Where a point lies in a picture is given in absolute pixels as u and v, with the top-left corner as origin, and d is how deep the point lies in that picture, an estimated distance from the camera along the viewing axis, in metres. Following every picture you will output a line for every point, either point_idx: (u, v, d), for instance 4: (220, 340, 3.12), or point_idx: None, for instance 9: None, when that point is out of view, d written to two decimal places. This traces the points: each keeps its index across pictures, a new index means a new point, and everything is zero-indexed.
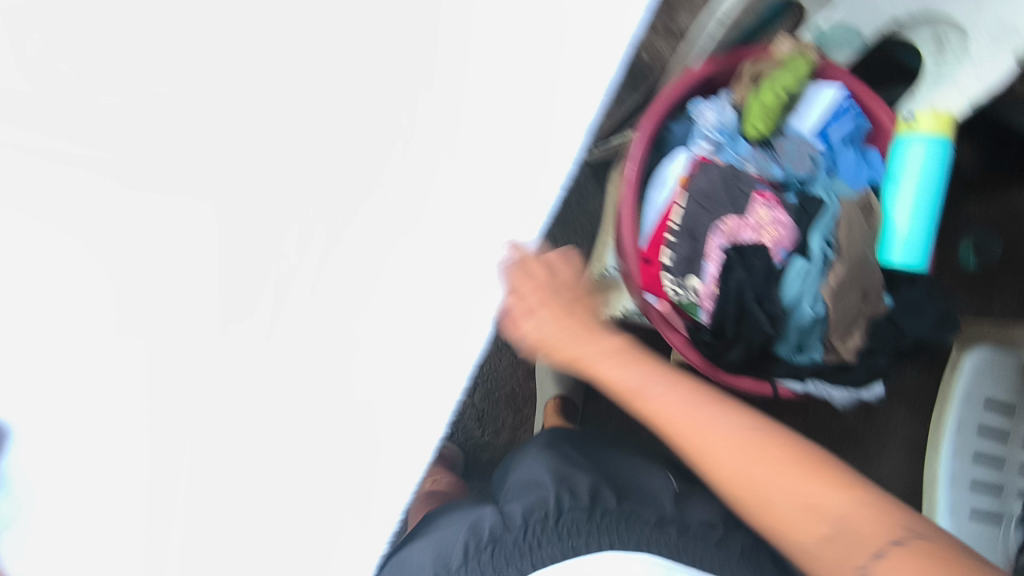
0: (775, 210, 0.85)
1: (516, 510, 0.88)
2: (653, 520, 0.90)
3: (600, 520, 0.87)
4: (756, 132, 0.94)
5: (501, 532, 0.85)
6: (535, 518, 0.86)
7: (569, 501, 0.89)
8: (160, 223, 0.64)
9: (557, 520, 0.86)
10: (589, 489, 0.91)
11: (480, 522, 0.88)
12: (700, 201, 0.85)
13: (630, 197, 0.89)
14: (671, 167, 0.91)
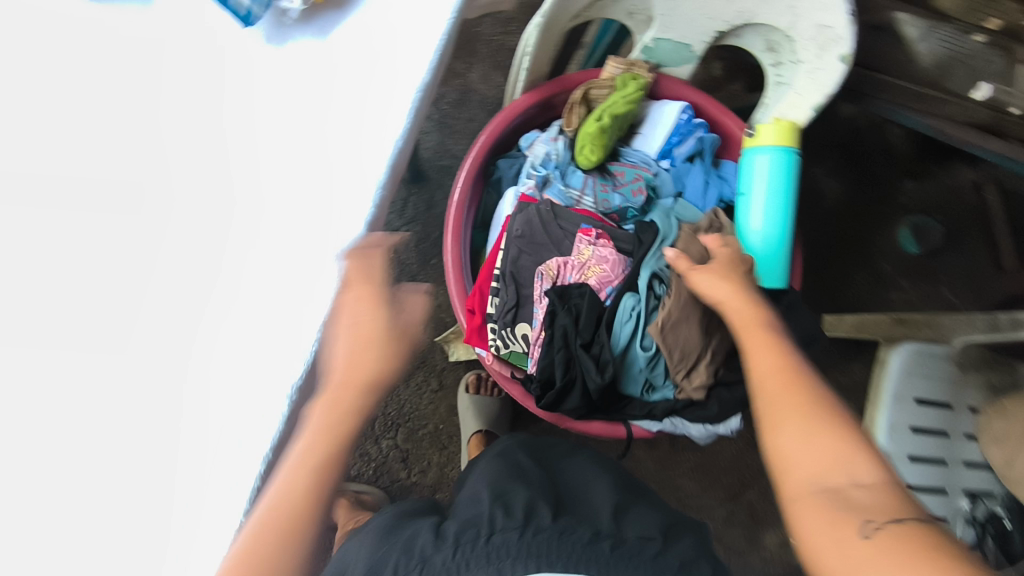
0: (599, 247, 0.82)
1: (400, 547, 0.57)
2: (587, 535, 0.56)
3: (495, 542, 0.54)
4: (589, 162, 0.88)
5: (429, 552, 0.54)
6: (467, 538, 0.55)
7: (501, 516, 0.56)
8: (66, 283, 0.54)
9: (489, 540, 0.54)
10: (507, 496, 0.61)
11: (413, 541, 0.57)
12: (522, 243, 0.82)
13: (455, 238, 0.85)
14: (503, 208, 0.89)
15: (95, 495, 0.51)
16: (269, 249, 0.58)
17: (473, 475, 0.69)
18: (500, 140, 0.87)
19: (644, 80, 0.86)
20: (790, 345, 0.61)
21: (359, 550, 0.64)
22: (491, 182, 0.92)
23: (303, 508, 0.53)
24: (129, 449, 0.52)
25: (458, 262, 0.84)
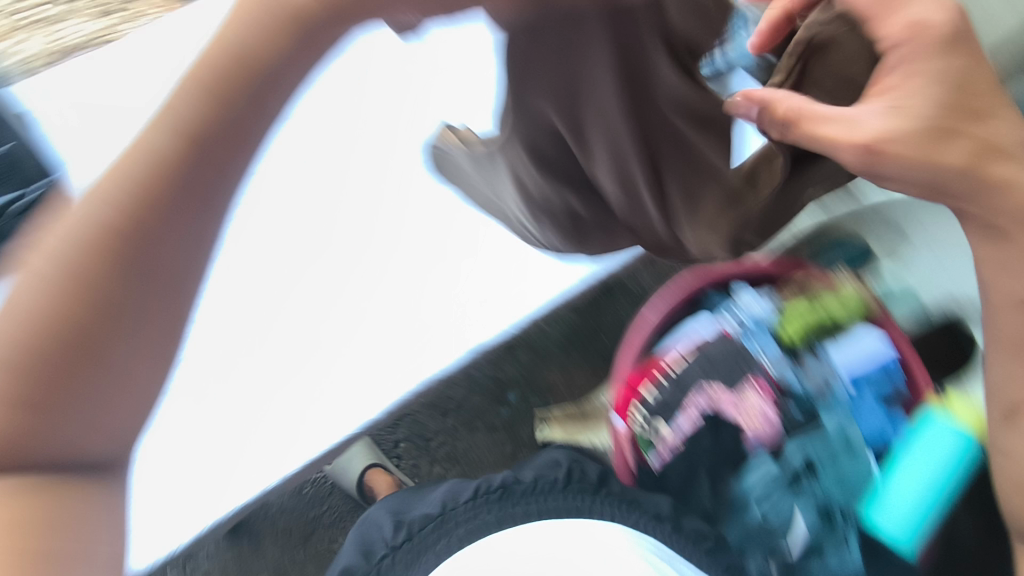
0: (766, 403, 0.92)
1: (468, 489, 0.84)
2: (660, 515, 0.82)
3: (568, 490, 0.83)
4: (790, 336, 0.98)
5: (513, 483, 0.83)
6: (546, 481, 0.84)
7: (580, 475, 0.86)
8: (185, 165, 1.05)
9: (487, 487, 0.81)
10: (584, 470, 0.88)
11: (486, 481, 0.85)
12: (701, 363, 0.94)
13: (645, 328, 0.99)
14: (693, 324, 0.99)
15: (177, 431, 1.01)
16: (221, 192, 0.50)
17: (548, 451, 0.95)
18: (721, 273, 1.00)
19: (871, 304, 0.96)
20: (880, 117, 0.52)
21: (405, 500, 0.89)
22: (698, 303, 1.01)
23: (116, 206, 0.40)
24: None
25: (638, 346, 0.98)
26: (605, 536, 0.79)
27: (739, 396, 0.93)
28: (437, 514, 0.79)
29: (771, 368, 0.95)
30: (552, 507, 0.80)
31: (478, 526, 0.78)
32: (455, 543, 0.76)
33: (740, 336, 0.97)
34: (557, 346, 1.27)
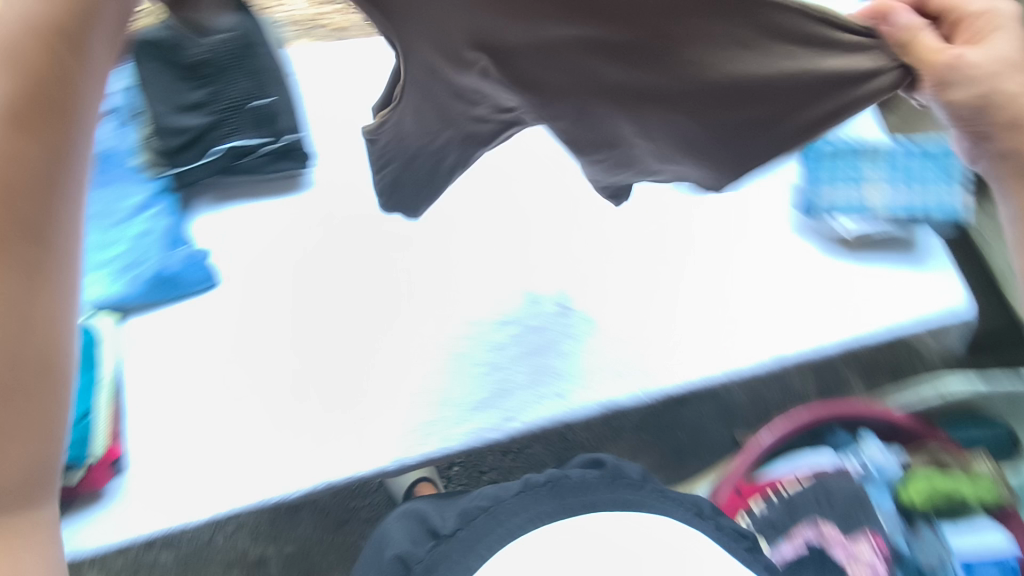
0: (880, 552, 0.86)
1: (515, 484, 0.72)
2: (698, 508, 0.71)
3: (613, 486, 0.70)
4: (911, 499, 0.94)
5: (560, 478, 0.71)
6: (591, 476, 0.71)
7: (622, 473, 0.73)
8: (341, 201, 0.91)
9: (540, 484, 0.70)
10: (624, 467, 0.75)
11: (525, 480, 0.72)
12: (817, 494, 0.91)
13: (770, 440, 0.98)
14: (814, 452, 0.98)
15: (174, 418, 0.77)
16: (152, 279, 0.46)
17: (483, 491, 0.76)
18: (854, 411, 1.00)
19: (998, 494, 0.94)
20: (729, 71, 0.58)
21: (436, 506, 0.77)
22: (820, 435, 1.02)
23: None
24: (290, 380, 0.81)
25: (752, 455, 0.98)
26: (663, 526, 0.67)
27: (855, 535, 0.88)
28: (482, 504, 0.69)
29: (885, 522, 0.92)
30: (600, 499, 0.68)
31: (541, 513, 0.66)
32: (498, 539, 0.64)
33: (859, 479, 0.95)
34: (633, 426, 1.28)
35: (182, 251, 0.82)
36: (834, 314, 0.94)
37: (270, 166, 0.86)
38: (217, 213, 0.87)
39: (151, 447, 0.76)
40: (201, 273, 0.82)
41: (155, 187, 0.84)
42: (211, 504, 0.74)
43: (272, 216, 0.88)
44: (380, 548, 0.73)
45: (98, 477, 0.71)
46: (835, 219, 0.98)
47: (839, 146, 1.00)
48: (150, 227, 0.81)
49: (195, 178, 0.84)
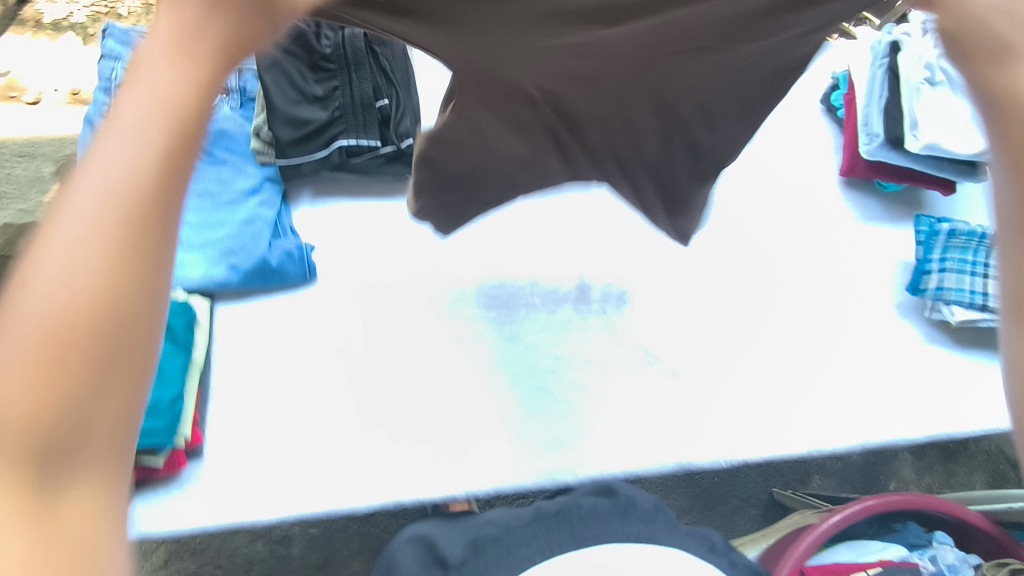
0: None
1: (525, 512, 0.70)
2: (711, 545, 0.66)
3: (627, 518, 0.66)
4: None
5: (572, 508, 0.66)
6: (604, 508, 0.67)
7: (632, 503, 0.69)
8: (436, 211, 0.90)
9: (546, 512, 0.67)
10: (634, 499, 0.72)
11: (537, 507, 0.69)
12: None
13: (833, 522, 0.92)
14: (882, 547, 0.93)
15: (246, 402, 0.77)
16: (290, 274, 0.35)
17: (489, 515, 0.74)
18: (931, 506, 0.94)
19: None
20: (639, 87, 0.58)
21: (444, 528, 0.74)
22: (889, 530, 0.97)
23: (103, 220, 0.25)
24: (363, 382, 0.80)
25: (819, 535, 0.92)
26: (674, 558, 0.61)
27: None
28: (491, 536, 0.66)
29: None
30: (615, 530, 0.63)
31: (552, 541, 0.62)
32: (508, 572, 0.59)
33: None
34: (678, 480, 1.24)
35: (286, 242, 0.81)
36: (935, 402, 0.88)
37: (384, 169, 0.86)
38: (317, 209, 0.87)
39: (231, 438, 0.75)
40: (301, 266, 0.81)
41: (269, 174, 0.84)
42: (278, 505, 0.72)
43: (376, 221, 0.88)
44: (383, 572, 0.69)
45: (178, 461, 0.71)
46: (942, 306, 0.89)
47: (960, 228, 0.88)
48: (259, 214, 0.81)
49: (308, 170, 0.82)
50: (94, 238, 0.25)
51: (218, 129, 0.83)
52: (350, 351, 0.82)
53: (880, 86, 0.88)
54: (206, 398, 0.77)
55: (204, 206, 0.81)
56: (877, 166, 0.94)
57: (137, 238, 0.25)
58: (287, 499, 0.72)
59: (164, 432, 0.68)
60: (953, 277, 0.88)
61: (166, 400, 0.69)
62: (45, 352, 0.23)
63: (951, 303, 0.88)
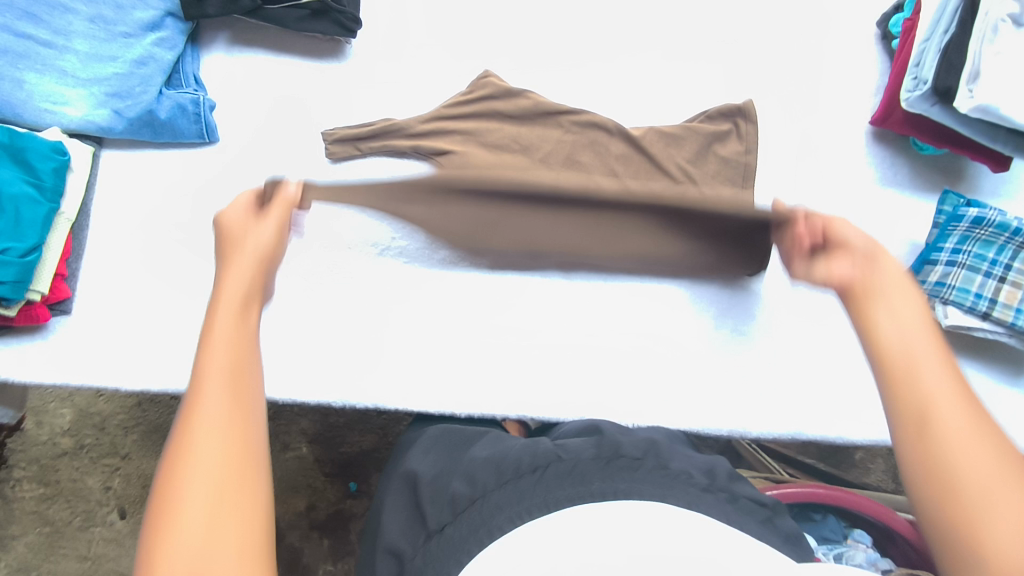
0: None
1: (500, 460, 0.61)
2: (701, 485, 0.58)
3: (610, 469, 0.57)
4: None
5: (538, 464, 0.59)
6: (556, 462, 0.59)
7: (614, 455, 0.60)
8: (361, 75, 0.76)
9: (525, 477, 0.57)
10: (617, 442, 0.64)
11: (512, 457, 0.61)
12: None
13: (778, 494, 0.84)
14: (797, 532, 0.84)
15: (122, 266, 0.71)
16: None
17: (462, 450, 0.65)
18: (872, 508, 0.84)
19: None
20: (268, 225, 0.52)
21: (428, 462, 0.65)
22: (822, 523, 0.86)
23: None
24: None
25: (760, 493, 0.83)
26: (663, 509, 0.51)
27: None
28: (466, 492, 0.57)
29: None
30: (588, 486, 0.55)
31: (530, 506, 0.53)
32: (479, 539, 0.51)
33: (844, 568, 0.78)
34: None
35: (182, 94, 0.70)
36: None
37: (306, 22, 0.71)
38: (229, 55, 0.75)
39: (101, 299, 0.71)
40: (196, 124, 0.70)
41: (171, 6, 0.71)
42: (146, 377, 0.69)
43: (296, 84, 0.75)
44: (377, 523, 0.63)
45: (39, 314, 0.67)
46: (937, 304, 0.74)
47: (989, 217, 0.71)
48: (153, 54, 0.70)
49: (213, 10, 0.69)
50: (239, 345, 0.42)
51: None
52: None
53: (948, 17, 0.69)
54: (80, 254, 0.71)
55: (95, 34, 0.70)
56: (917, 120, 0.75)
57: (247, 357, 0.41)
58: (147, 373, 0.69)
59: (9, 286, 0.61)
60: (962, 273, 0.72)
61: (17, 252, 0.62)
62: (237, 385, 0.39)
63: (949, 302, 0.73)
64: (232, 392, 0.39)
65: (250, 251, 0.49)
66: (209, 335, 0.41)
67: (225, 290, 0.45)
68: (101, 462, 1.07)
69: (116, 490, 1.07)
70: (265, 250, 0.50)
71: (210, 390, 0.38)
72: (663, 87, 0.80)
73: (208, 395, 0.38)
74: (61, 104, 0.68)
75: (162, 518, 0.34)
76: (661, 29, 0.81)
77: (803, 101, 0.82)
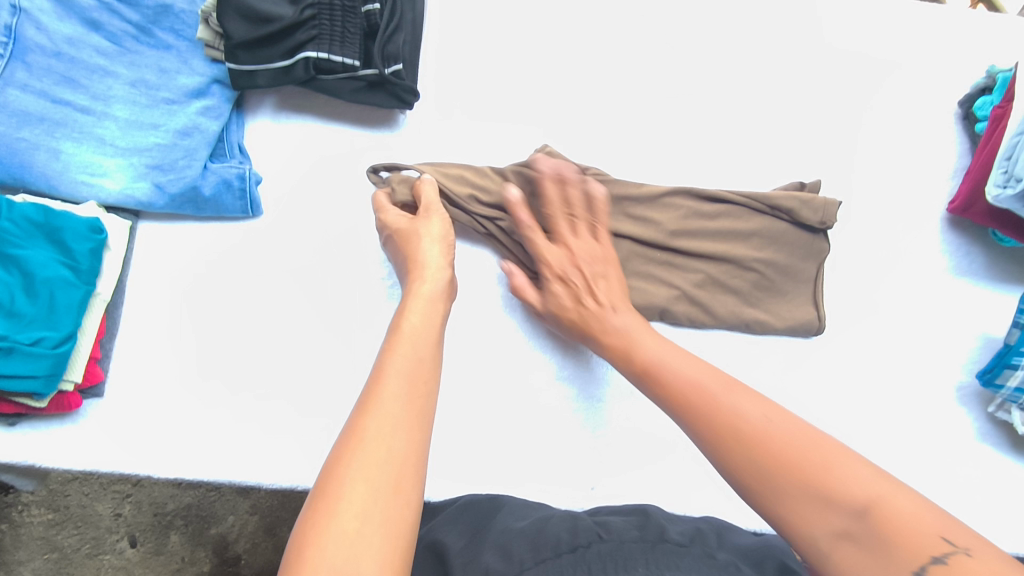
0: None
1: (549, 534, 0.54)
2: None
3: (652, 555, 0.49)
4: None
5: (585, 543, 0.52)
6: (595, 540, 0.53)
7: (664, 539, 0.53)
8: (415, 144, 0.72)
9: (562, 554, 0.50)
10: (662, 526, 0.57)
11: (554, 535, 0.54)
12: None
13: None
14: None
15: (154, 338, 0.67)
16: (295, 345, 0.68)
17: (501, 514, 0.60)
18: None
19: None
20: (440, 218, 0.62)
21: (467, 531, 0.58)
22: None
23: None
24: (283, 340, 0.68)
25: None
26: None
27: None
28: (499, 568, 0.50)
29: None
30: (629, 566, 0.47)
31: None
32: None
33: None
34: None
35: (227, 168, 0.66)
36: (965, 505, 0.71)
37: (361, 94, 0.67)
38: (277, 120, 0.71)
39: (129, 375, 0.66)
40: (240, 200, 0.67)
41: (218, 73, 0.67)
42: (170, 460, 0.64)
43: (347, 153, 0.71)
44: None
45: (71, 402, 0.63)
46: (1014, 410, 0.70)
47: None
48: (198, 124, 0.66)
49: (264, 81, 0.65)
50: (409, 376, 0.49)
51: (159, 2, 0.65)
52: (291, 306, 0.68)
53: None
54: (113, 331, 0.67)
55: (136, 100, 0.65)
56: (1000, 214, 0.71)
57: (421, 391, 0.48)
58: (170, 456, 0.64)
59: (42, 380, 0.58)
60: None
61: (51, 342, 0.58)
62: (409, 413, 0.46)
63: None
64: (397, 463, 0.43)
65: (425, 315, 0.56)
66: (374, 398, 0.46)
67: (392, 357, 0.50)
68: (111, 488, 0.94)
69: (126, 517, 0.93)
70: (432, 314, 0.56)
71: (377, 438, 0.44)
72: (735, 163, 0.75)
73: (374, 414, 0.45)
74: (98, 175, 0.64)
75: (329, 478, 0.42)
76: (735, 99, 0.77)
77: (877, 179, 0.77)
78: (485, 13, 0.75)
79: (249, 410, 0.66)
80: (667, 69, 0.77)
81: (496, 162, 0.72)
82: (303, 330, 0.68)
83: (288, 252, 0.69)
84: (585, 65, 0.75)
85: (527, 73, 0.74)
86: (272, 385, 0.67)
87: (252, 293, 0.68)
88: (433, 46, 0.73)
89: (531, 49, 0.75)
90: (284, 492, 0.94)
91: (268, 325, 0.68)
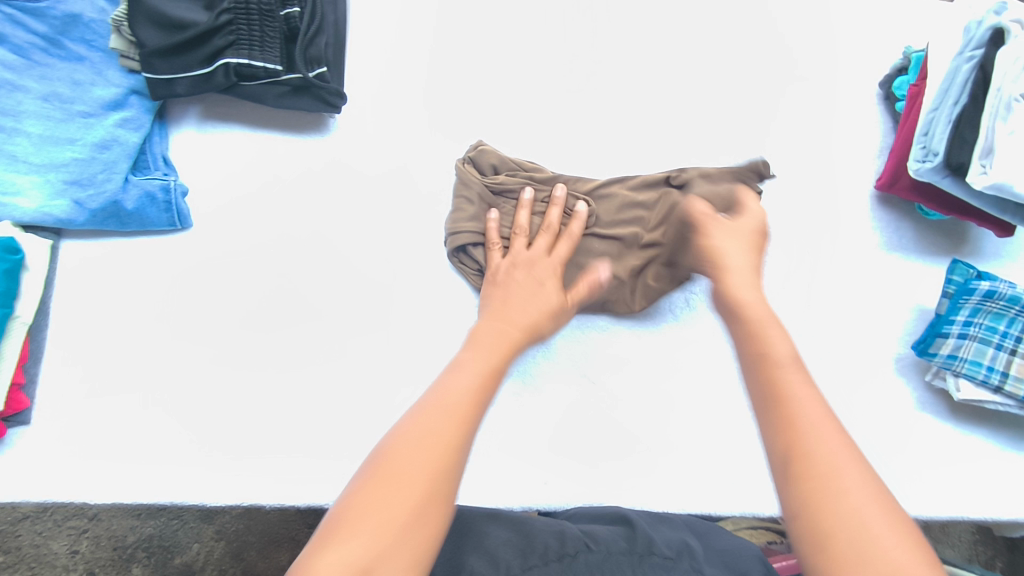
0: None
1: (536, 541, 0.53)
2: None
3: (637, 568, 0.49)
4: None
5: (577, 552, 0.51)
6: (584, 549, 0.52)
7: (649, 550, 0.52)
8: (347, 148, 0.71)
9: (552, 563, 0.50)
10: (649, 537, 0.55)
11: (539, 543, 0.53)
12: None
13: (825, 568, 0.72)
14: None
15: (83, 361, 0.65)
16: (232, 357, 0.66)
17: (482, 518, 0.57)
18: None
19: None
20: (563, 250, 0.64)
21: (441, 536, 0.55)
22: None
23: None
24: (219, 353, 0.66)
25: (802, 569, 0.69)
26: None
27: None
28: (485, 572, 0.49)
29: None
30: None
31: None
32: None
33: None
34: None
35: (150, 180, 0.65)
36: (910, 472, 0.72)
37: (286, 100, 0.66)
38: (204, 131, 0.69)
39: (58, 400, 0.63)
40: (166, 213, 0.65)
41: (136, 84, 0.66)
42: (104, 485, 0.61)
43: (278, 160, 0.70)
44: None
45: None
46: (948, 376, 0.72)
47: (1001, 290, 0.70)
48: (117, 137, 0.64)
49: (183, 90, 0.63)
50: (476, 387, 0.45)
51: (66, 12, 0.64)
52: (229, 317, 0.67)
53: (959, 86, 0.66)
54: (39, 354, 0.64)
55: (49, 114, 0.63)
56: (924, 188, 0.73)
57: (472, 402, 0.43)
58: (105, 481, 0.61)
59: None
60: (974, 345, 0.70)
61: None
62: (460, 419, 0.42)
63: (961, 374, 0.71)
64: (420, 483, 0.38)
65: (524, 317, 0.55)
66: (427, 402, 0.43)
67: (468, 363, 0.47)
68: (67, 525, 0.90)
69: (84, 554, 0.89)
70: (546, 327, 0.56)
71: (418, 442, 0.40)
72: (669, 151, 0.77)
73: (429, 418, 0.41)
74: (11, 193, 0.62)
75: (373, 482, 0.38)
76: (666, 89, 0.78)
77: (807, 162, 0.79)
78: (412, 16, 0.75)
79: (187, 427, 0.64)
80: (596, 63, 0.78)
81: (430, 162, 0.72)
82: (240, 342, 0.66)
83: (220, 263, 0.68)
84: (515, 62, 0.76)
85: (458, 73, 0.75)
86: (209, 400, 0.64)
87: (185, 307, 0.66)
88: (360, 49, 0.73)
89: (459, 49, 0.75)
90: (247, 513, 0.91)
91: (203, 339, 0.66)
